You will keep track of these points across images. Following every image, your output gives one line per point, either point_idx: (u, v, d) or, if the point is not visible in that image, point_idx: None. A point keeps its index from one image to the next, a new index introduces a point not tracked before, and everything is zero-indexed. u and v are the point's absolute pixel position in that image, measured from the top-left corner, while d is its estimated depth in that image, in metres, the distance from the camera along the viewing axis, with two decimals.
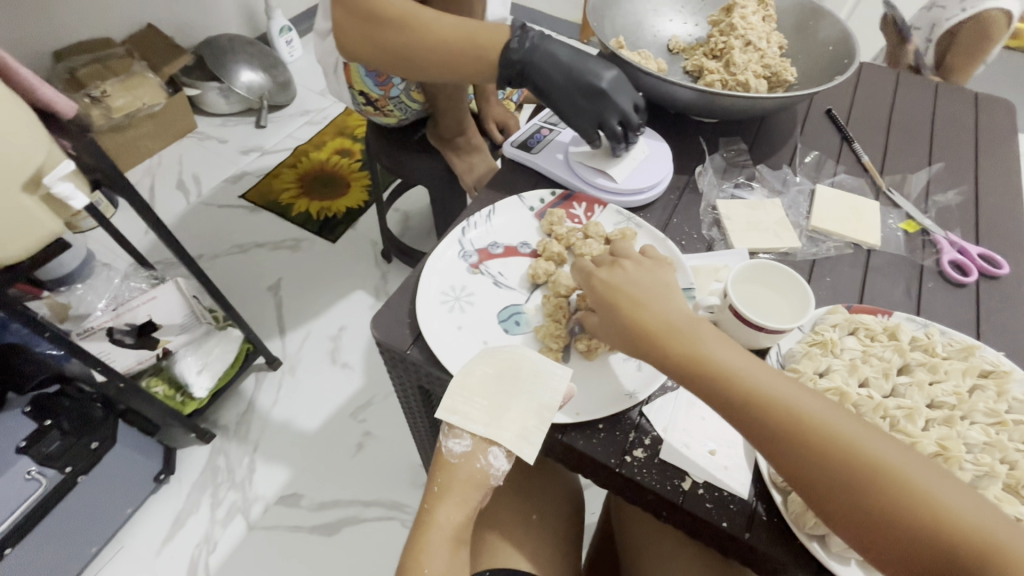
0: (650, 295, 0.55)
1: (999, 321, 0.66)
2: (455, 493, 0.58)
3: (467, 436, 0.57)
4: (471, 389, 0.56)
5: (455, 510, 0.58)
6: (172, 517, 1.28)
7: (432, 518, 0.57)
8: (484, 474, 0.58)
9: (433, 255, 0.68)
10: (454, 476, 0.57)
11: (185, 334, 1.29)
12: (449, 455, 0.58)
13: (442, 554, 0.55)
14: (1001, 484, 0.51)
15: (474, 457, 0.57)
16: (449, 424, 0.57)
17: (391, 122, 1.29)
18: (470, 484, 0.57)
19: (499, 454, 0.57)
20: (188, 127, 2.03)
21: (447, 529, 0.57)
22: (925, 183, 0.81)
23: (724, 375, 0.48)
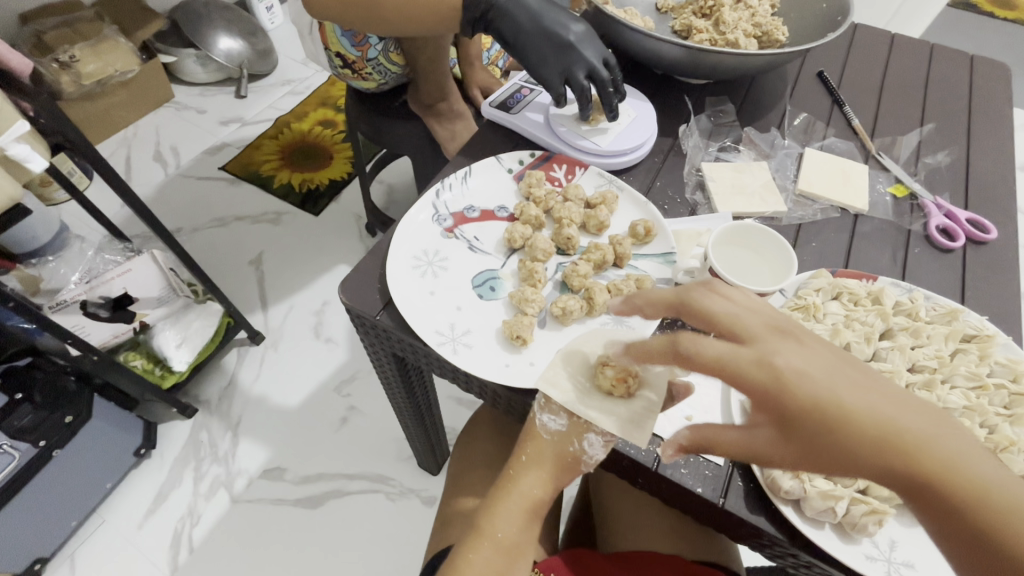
0: (777, 336, 0.35)
1: (984, 286, 0.65)
2: (543, 467, 0.53)
3: (564, 415, 0.51)
4: (574, 365, 0.52)
5: (539, 485, 0.53)
6: (154, 491, 1.26)
7: (512, 485, 0.53)
8: (578, 458, 0.51)
9: (405, 218, 0.65)
10: (543, 452, 0.52)
11: (162, 307, 1.25)
12: (543, 430, 0.52)
13: (517, 522, 0.52)
14: (979, 448, 0.50)
15: (569, 438, 0.51)
16: (547, 396, 0.52)
17: (371, 87, 1.24)
18: (560, 465, 0.52)
19: (596, 442, 0.50)
20: (165, 97, 1.95)
21: (526, 501, 0.53)
22: (915, 146, 0.79)
23: (888, 445, 0.32)
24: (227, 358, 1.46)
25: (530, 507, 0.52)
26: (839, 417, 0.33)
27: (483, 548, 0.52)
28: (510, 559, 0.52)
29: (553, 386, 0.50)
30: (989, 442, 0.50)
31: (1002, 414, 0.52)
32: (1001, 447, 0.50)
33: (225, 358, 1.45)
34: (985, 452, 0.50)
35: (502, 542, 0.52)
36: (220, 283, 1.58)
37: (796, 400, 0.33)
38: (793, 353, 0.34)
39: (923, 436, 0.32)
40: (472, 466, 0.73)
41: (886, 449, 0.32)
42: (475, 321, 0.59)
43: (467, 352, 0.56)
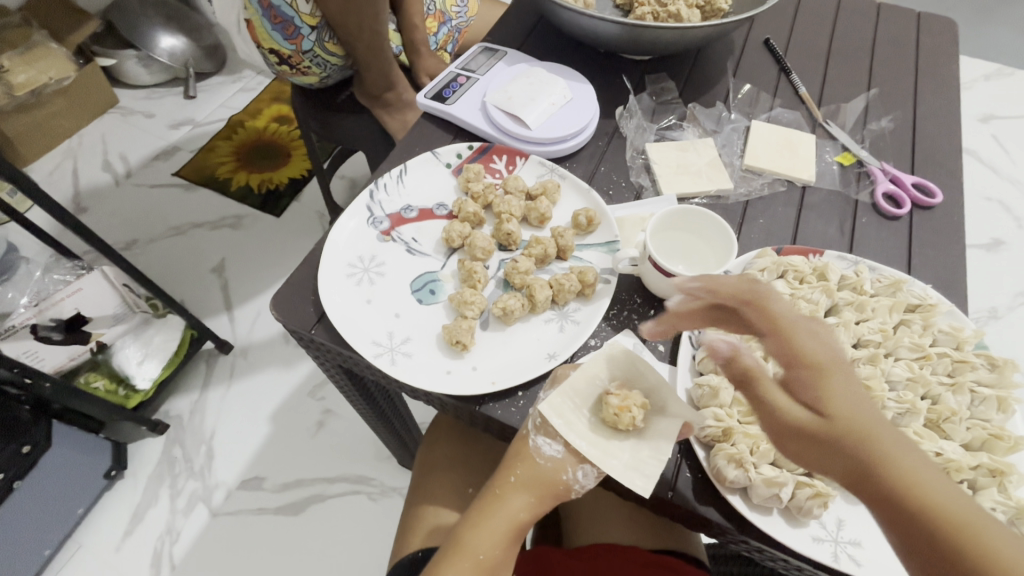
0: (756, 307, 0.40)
1: (931, 251, 0.65)
2: (533, 490, 0.50)
3: (562, 441, 0.50)
4: (579, 398, 0.51)
5: (526, 508, 0.51)
6: (130, 511, 1.23)
7: (498, 507, 0.50)
8: (569, 485, 0.50)
9: (335, 226, 0.62)
10: (536, 474, 0.50)
11: (119, 325, 1.21)
12: (538, 454, 0.50)
13: (498, 543, 0.50)
14: (922, 420, 0.50)
15: (562, 467, 0.50)
16: (544, 418, 0.50)
17: (313, 83, 1.18)
18: (548, 489, 0.50)
19: (590, 473, 0.50)
20: (109, 103, 1.86)
21: (510, 520, 0.50)
22: (861, 112, 0.77)
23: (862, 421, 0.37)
24: (195, 370, 1.42)
25: (514, 529, 0.50)
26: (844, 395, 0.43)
27: (461, 567, 0.49)
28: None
29: (559, 415, 0.50)
30: (932, 414, 0.50)
31: (945, 383, 0.52)
32: (942, 418, 0.50)
33: (193, 370, 1.42)
34: (927, 424, 0.50)
35: (481, 565, 0.49)
36: (182, 293, 1.53)
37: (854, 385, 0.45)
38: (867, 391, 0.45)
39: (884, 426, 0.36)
40: (433, 470, 0.72)
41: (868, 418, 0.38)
42: (414, 328, 0.57)
43: (406, 361, 0.54)
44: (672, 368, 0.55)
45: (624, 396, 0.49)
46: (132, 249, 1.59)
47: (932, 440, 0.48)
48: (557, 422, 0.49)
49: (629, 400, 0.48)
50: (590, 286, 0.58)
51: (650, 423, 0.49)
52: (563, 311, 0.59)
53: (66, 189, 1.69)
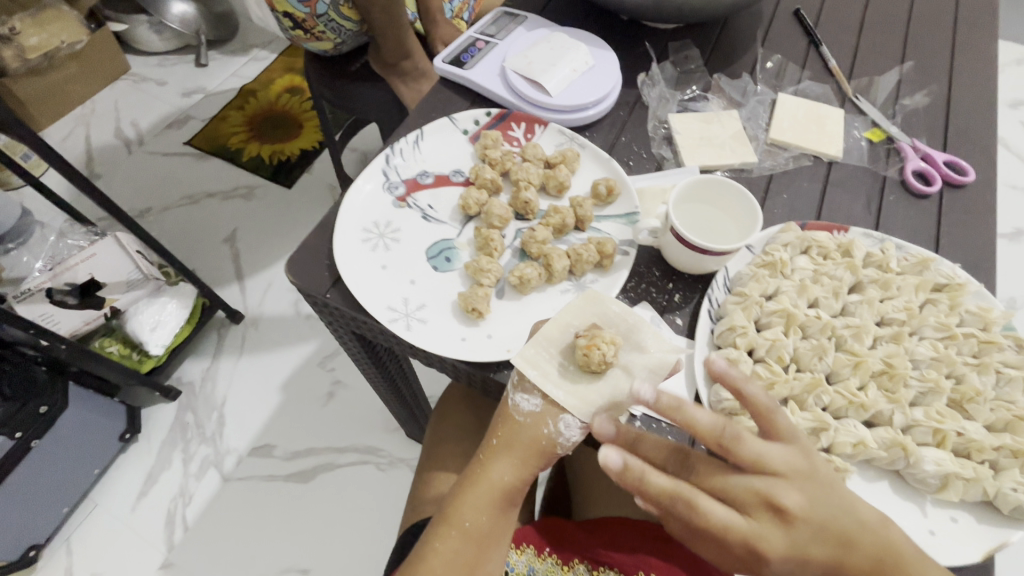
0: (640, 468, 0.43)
1: (961, 231, 0.63)
2: (514, 450, 0.49)
3: (538, 394, 0.49)
4: (552, 342, 0.50)
5: (510, 471, 0.49)
6: (144, 474, 1.26)
7: (481, 473, 0.50)
8: (553, 442, 0.49)
9: (351, 190, 0.61)
10: (515, 435, 0.49)
11: (134, 291, 1.21)
12: (515, 411, 0.49)
13: (484, 510, 0.49)
14: (945, 400, 0.49)
15: (542, 420, 0.49)
16: (521, 373, 0.50)
17: (326, 50, 1.16)
18: (532, 448, 0.49)
19: (573, 424, 0.48)
20: (120, 69, 1.85)
21: (496, 487, 0.49)
22: (894, 86, 0.75)
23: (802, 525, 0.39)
24: (207, 338, 1.43)
25: (498, 493, 0.49)
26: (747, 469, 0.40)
27: (450, 537, 0.48)
28: (480, 549, 0.48)
29: (533, 365, 0.49)
30: (956, 394, 0.49)
31: (971, 364, 0.51)
32: (967, 399, 0.49)
33: (205, 338, 1.43)
34: (951, 404, 0.49)
35: (469, 532, 0.48)
36: (194, 262, 1.54)
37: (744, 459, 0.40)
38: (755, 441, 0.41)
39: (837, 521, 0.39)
40: (444, 438, 0.72)
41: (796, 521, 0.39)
42: (429, 294, 0.56)
43: (421, 328, 0.54)
44: (690, 341, 0.55)
45: (593, 336, 0.49)
46: (144, 217, 1.59)
47: (955, 419, 0.48)
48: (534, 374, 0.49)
49: (598, 338, 0.48)
50: (608, 256, 0.57)
51: (628, 363, 0.49)
52: (580, 282, 0.58)
53: (79, 156, 1.69)
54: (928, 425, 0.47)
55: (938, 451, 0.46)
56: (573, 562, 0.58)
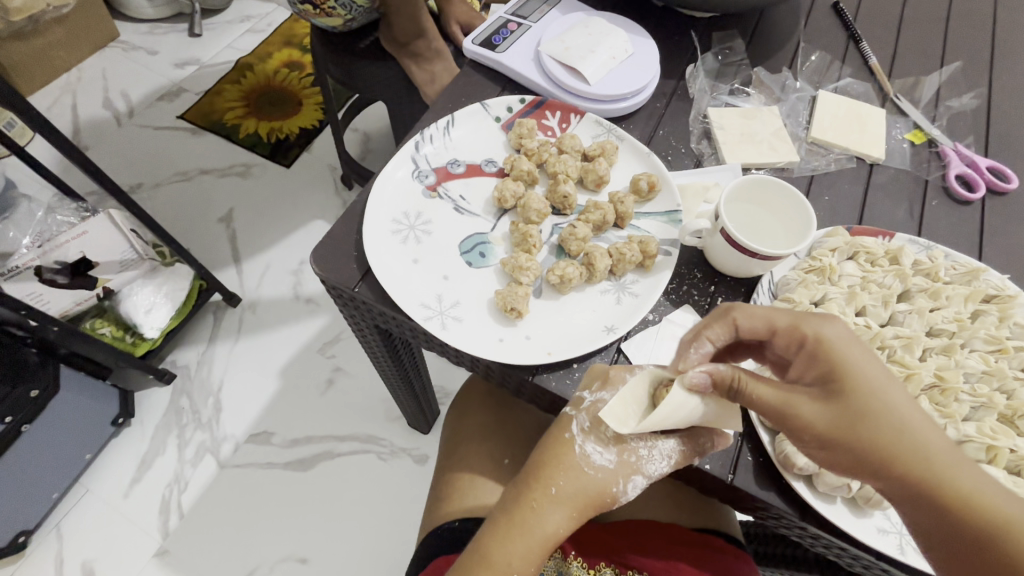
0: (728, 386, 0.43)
1: (1005, 239, 0.62)
2: (574, 502, 0.46)
3: (614, 450, 0.47)
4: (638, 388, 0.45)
5: (564, 524, 0.47)
6: (137, 459, 1.22)
7: (532, 523, 0.46)
8: (615, 499, 0.47)
9: (381, 177, 0.58)
10: (580, 487, 0.46)
11: (127, 271, 1.16)
12: (587, 463, 0.47)
13: (530, 558, 0.46)
14: (996, 416, 0.48)
15: (614, 478, 0.47)
16: (594, 423, 0.47)
17: (336, 25, 1.11)
18: (594, 503, 0.47)
19: (640, 485, 0.48)
20: (109, 36, 1.76)
21: (547, 537, 0.46)
22: (937, 87, 0.73)
23: (899, 443, 0.39)
24: (202, 321, 1.39)
25: (548, 545, 0.46)
26: (840, 370, 0.40)
27: None
28: None
29: (625, 424, 0.44)
30: (1007, 409, 0.48)
31: (1021, 378, 0.49)
32: (1018, 414, 0.47)
33: (200, 321, 1.38)
34: (1001, 419, 0.48)
35: None
36: (189, 242, 1.48)
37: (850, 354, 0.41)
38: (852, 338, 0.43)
39: (932, 440, 0.39)
40: (467, 437, 0.70)
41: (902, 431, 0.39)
42: (464, 291, 0.53)
43: (457, 326, 0.51)
44: None
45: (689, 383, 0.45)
46: (136, 193, 1.53)
47: (1009, 436, 0.46)
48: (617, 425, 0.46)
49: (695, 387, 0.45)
50: (650, 257, 0.55)
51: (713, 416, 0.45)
52: (620, 282, 0.55)
53: (64, 126, 1.61)
54: (981, 441, 0.46)
55: (992, 469, 0.45)
56: (600, 566, 0.56)
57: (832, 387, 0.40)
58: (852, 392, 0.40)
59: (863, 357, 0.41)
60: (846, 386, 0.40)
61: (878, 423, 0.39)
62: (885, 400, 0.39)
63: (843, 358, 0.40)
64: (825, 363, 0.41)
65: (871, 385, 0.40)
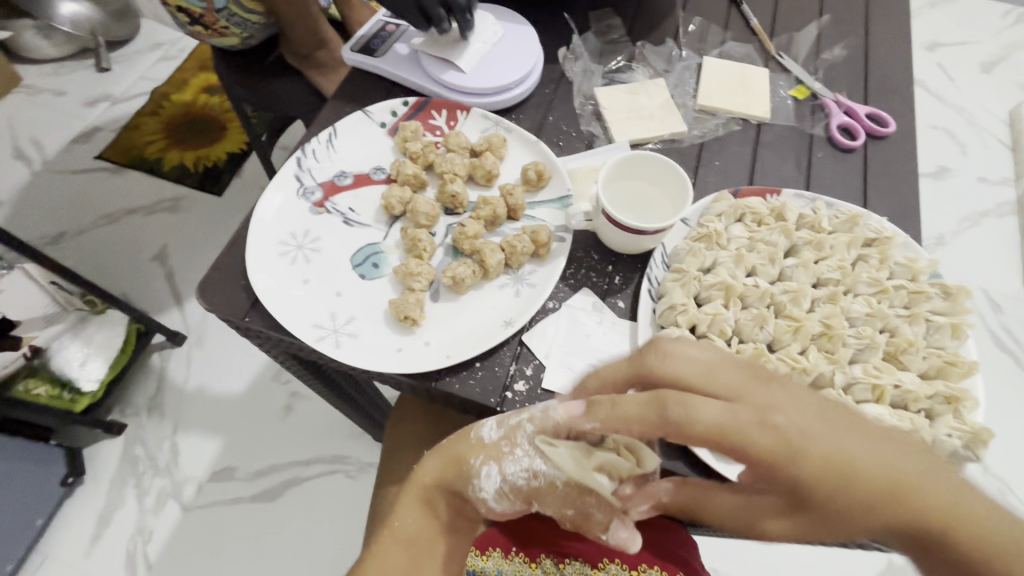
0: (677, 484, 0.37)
1: (887, 181, 0.64)
2: (445, 457, 0.48)
3: (497, 426, 0.46)
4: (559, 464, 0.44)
5: (430, 475, 0.48)
6: (95, 517, 1.17)
7: (413, 475, 0.49)
8: (471, 475, 0.45)
9: (261, 201, 0.56)
10: (454, 444, 0.48)
11: (52, 326, 1.10)
12: (474, 428, 0.47)
13: (407, 510, 0.48)
14: (881, 354, 0.49)
15: (479, 449, 0.46)
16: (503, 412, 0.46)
17: (233, 43, 1.04)
18: (454, 460, 0.47)
19: (493, 475, 0.44)
20: (9, 82, 1.67)
21: (417, 483, 0.48)
22: (815, 41, 0.75)
23: (884, 507, 0.30)
24: (146, 365, 1.33)
25: (420, 493, 0.48)
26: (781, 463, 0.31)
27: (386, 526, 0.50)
28: (395, 547, 0.48)
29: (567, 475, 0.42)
30: (891, 347, 0.50)
31: (903, 315, 0.52)
32: (902, 350, 0.49)
33: (144, 365, 1.33)
34: (887, 357, 0.50)
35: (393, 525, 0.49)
36: (122, 285, 1.42)
37: (803, 456, 0.31)
38: (794, 399, 0.33)
39: (946, 488, 0.29)
40: (402, 447, 0.70)
41: (902, 499, 0.29)
42: (359, 306, 0.53)
43: (352, 343, 0.50)
44: (633, 323, 0.53)
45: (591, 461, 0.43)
46: (59, 242, 1.46)
47: (892, 373, 0.48)
48: (523, 418, 0.45)
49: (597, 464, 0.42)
50: (543, 245, 0.55)
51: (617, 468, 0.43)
52: (518, 275, 0.55)
53: None
54: (866, 381, 0.48)
55: (878, 407, 0.46)
56: (539, 558, 0.57)
57: (794, 500, 0.31)
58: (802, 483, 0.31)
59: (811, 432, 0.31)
60: (817, 503, 0.31)
61: (861, 524, 0.30)
62: (863, 494, 0.30)
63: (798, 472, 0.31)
64: (783, 475, 0.31)
65: (823, 462, 0.31)
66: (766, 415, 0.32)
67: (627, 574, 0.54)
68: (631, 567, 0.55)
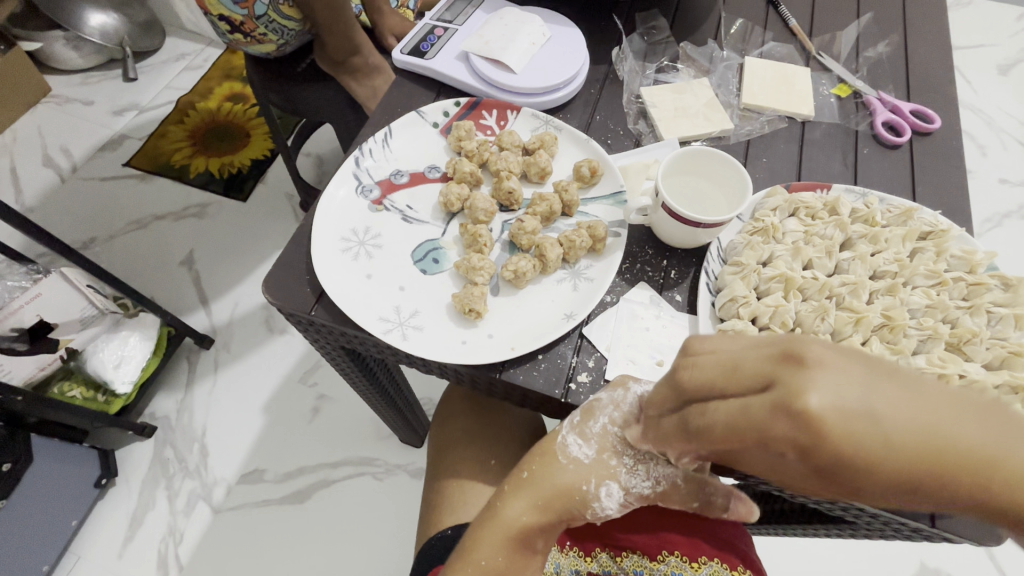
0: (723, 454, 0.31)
1: (934, 176, 0.64)
2: (542, 492, 0.45)
3: (592, 442, 0.46)
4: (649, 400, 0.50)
5: (528, 514, 0.45)
6: (127, 519, 1.18)
7: (499, 514, 0.45)
8: (587, 500, 0.45)
9: (324, 198, 0.57)
10: (550, 476, 0.46)
11: (89, 328, 1.11)
12: (562, 451, 0.46)
13: (500, 552, 0.45)
14: (944, 345, 0.50)
15: (588, 472, 0.45)
16: (582, 417, 0.47)
17: (269, 50, 1.06)
18: (560, 497, 0.45)
19: (614, 492, 0.45)
20: (40, 92, 1.71)
21: (512, 528, 0.45)
22: (854, 40, 0.75)
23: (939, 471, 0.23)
24: (176, 367, 1.35)
25: (518, 535, 0.44)
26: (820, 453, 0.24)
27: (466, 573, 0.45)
28: None
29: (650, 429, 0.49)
30: (953, 338, 0.50)
31: (963, 307, 0.52)
32: (964, 341, 0.49)
33: (175, 368, 1.34)
34: (949, 348, 0.50)
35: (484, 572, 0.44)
36: (152, 289, 1.44)
37: (845, 444, 0.23)
38: (831, 373, 0.24)
39: (994, 446, 0.23)
40: (451, 444, 0.70)
41: (951, 465, 0.23)
42: (422, 300, 0.54)
43: (417, 335, 0.51)
44: (692, 317, 0.54)
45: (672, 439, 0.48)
46: (89, 248, 1.48)
47: (957, 363, 0.48)
48: (603, 421, 0.46)
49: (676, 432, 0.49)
50: (600, 240, 0.56)
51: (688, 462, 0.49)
52: (575, 269, 0.56)
53: (7, 190, 1.56)
54: (932, 371, 0.48)
55: None
56: (595, 551, 0.57)
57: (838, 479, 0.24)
58: (846, 468, 0.24)
59: (859, 421, 0.23)
60: (857, 482, 0.24)
61: (905, 491, 0.24)
62: (912, 469, 0.23)
63: (832, 461, 0.24)
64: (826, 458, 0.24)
65: (865, 448, 0.23)
66: (799, 403, 0.24)
67: (687, 566, 0.54)
68: (692, 559, 0.54)
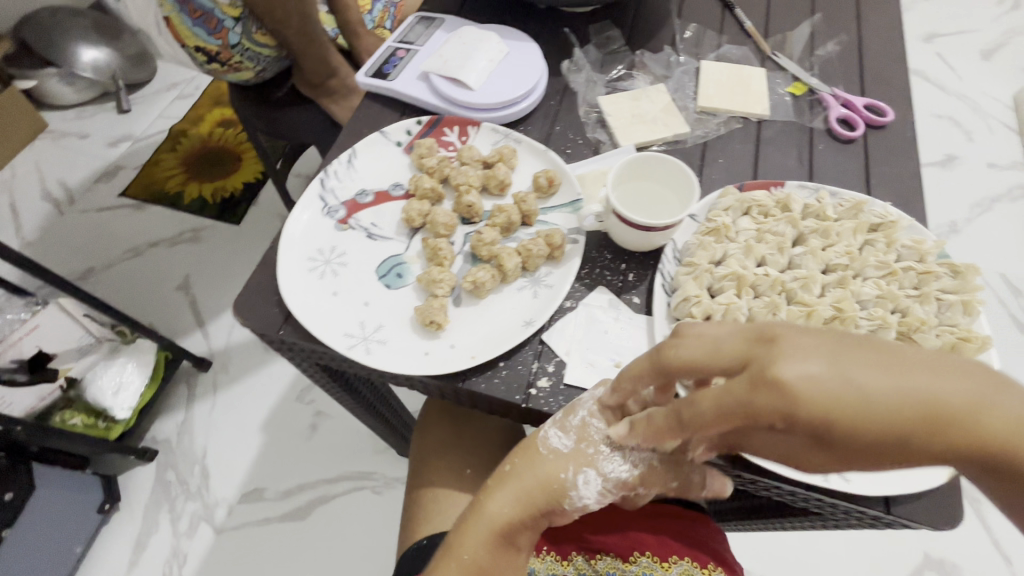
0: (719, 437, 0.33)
1: (889, 168, 0.65)
2: (523, 485, 0.47)
3: (571, 434, 0.47)
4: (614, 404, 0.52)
5: (508, 507, 0.46)
6: (131, 543, 1.20)
7: (482, 509, 0.47)
8: (565, 489, 0.46)
9: (289, 220, 0.59)
10: (530, 469, 0.47)
11: (86, 356, 1.13)
12: (543, 443, 0.48)
13: (481, 547, 0.46)
14: (894, 334, 0.50)
15: (567, 462, 0.46)
16: (564, 412, 0.48)
17: (248, 78, 1.09)
18: (540, 489, 0.46)
19: (592, 480, 0.46)
20: (36, 128, 1.75)
21: (493, 522, 0.46)
22: (808, 38, 0.77)
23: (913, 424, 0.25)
24: (175, 391, 1.37)
25: (498, 528, 0.46)
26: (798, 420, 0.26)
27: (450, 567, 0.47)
28: None
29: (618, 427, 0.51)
30: (903, 326, 0.51)
31: (913, 295, 0.53)
32: (913, 329, 0.50)
33: (174, 392, 1.36)
34: (900, 337, 0.51)
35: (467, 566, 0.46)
36: (149, 315, 1.47)
37: (821, 409, 0.25)
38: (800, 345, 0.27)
39: (955, 398, 0.25)
40: (429, 456, 0.71)
41: (924, 417, 0.25)
42: (385, 314, 0.55)
43: (381, 349, 0.53)
44: (650, 318, 0.55)
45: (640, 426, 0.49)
46: (88, 278, 1.51)
47: None
48: (582, 414, 0.47)
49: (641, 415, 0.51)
50: (558, 248, 0.57)
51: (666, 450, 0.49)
52: (535, 277, 0.58)
53: (7, 225, 1.60)
54: None
55: None
56: (571, 555, 0.57)
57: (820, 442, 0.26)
58: (826, 431, 0.26)
59: (828, 385, 0.25)
60: (839, 443, 0.26)
61: (881, 450, 0.26)
62: (883, 421, 0.25)
63: (811, 421, 0.26)
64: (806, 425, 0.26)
65: (839, 409, 0.25)
66: (771, 372, 0.27)
67: (658, 566, 0.55)
68: (662, 559, 0.55)
